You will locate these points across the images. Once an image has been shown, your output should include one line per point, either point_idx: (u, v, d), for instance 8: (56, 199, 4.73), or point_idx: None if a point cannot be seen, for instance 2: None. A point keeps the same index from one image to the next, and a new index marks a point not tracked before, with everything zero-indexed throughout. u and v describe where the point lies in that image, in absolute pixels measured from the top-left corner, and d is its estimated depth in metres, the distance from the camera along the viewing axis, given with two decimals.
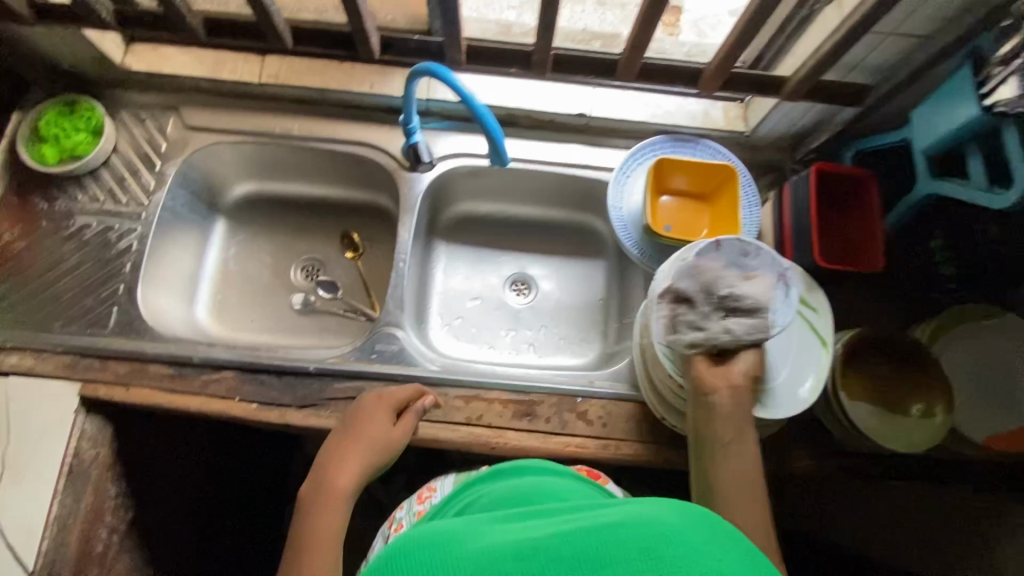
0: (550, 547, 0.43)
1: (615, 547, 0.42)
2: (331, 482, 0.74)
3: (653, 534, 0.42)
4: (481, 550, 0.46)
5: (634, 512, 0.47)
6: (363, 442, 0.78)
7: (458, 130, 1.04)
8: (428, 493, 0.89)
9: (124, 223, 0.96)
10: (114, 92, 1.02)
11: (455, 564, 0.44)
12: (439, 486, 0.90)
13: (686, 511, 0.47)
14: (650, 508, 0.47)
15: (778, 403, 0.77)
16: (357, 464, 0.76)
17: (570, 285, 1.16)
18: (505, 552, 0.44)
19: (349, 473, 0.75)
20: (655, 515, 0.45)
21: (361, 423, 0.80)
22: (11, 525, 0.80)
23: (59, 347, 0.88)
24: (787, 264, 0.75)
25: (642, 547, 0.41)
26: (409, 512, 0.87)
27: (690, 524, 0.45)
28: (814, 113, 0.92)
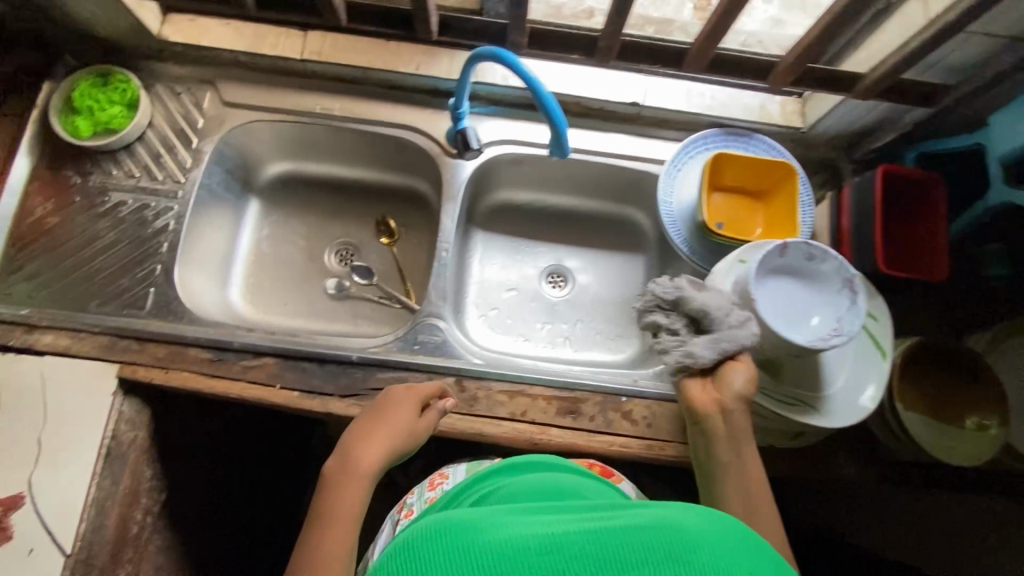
0: (577, 543, 0.41)
1: (644, 550, 0.39)
2: (358, 460, 0.69)
3: (685, 540, 0.40)
4: (502, 539, 0.42)
5: (661, 514, 0.44)
6: (395, 425, 0.73)
7: (504, 116, 1.01)
8: (440, 479, 0.82)
9: (161, 201, 0.93)
10: (149, 63, 0.98)
11: (476, 557, 0.40)
12: (451, 473, 0.83)
13: (714, 517, 0.44)
14: (675, 510, 0.45)
15: (836, 412, 0.76)
16: (385, 447, 0.71)
17: (608, 279, 1.14)
18: (527, 543, 0.41)
19: (376, 454, 0.70)
20: (679, 517, 0.43)
21: (389, 408, 0.76)
22: (49, 507, 0.79)
23: (96, 328, 0.86)
24: (855, 271, 0.72)
25: (676, 554, 0.39)
26: (419, 499, 0.80)
27: (718, 529, 0.42)
28: (879, 112, 0.89)
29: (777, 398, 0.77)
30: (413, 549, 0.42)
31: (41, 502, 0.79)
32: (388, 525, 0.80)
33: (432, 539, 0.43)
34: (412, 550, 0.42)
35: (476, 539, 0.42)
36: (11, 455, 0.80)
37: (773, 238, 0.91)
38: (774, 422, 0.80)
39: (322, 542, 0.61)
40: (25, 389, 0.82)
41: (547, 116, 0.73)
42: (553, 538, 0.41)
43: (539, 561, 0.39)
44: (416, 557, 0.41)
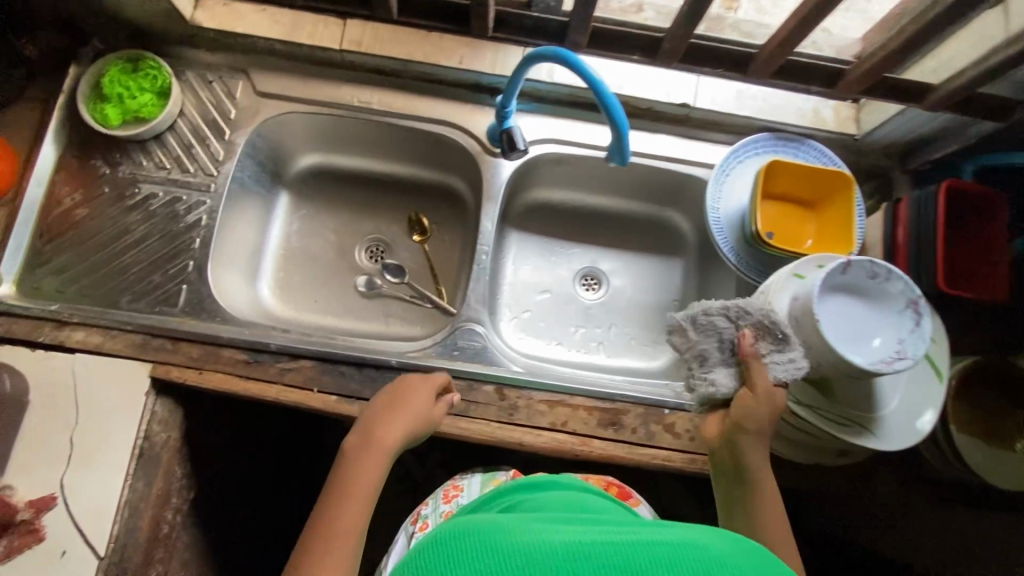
0: (599, 549, 0.39)
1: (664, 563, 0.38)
2: (379, 437, 0.68)
3: (707, 561, 0.38)
4: (533, 540, 0.41)
5: (683, 531, 0.42)
6: (417, 408, 0.72)
7: (548, 114, 0.98)
8: (456, 491, 0.78)
9: (193, 195, 0.91)
10: (180, 49, 0.94)
11: (507, 556, 0.39)
12: (466, 485, 0.79)
13: (734, 539, 0.43)
14: (696, 530, 0.43)
15: (890, 434, 0.74)
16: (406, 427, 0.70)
17: (644, 283, 1.11)
18: (555, 546, 0.40)
19: (398, 433, 0.69)
20: (702, 538, 0.41)
21: (406, 391, 0.75)
22: (82, 508, 0.77)
23: (127, 325, 0.84)
24: (920, 291, 0.70)
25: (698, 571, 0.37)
26: (434, 513, 0.76)
27: (739, 553, 0.41)
28: (942, 122, 0.85)
29: (829, 417, 0.75)
30: (445, 543, 0.41)
31: (73, 502, 0.77)
32: (403, 537, 0.77)
33: (461, 532, 0.42)
34: (443, 545, 0.41)
35: (503, 539, 0.41)
36: (43, 454, 0.78)
37: (825, 249, 0.88)
38: (821, 441, 0.78)
39: (339, 518, 0.59)
40: (58, 387, 0.80)
41: (610, 118, 0.71)
42: (577, 544, 0.40)
43: (565, 564, 0.38)
44: (447, 551, 0.40)
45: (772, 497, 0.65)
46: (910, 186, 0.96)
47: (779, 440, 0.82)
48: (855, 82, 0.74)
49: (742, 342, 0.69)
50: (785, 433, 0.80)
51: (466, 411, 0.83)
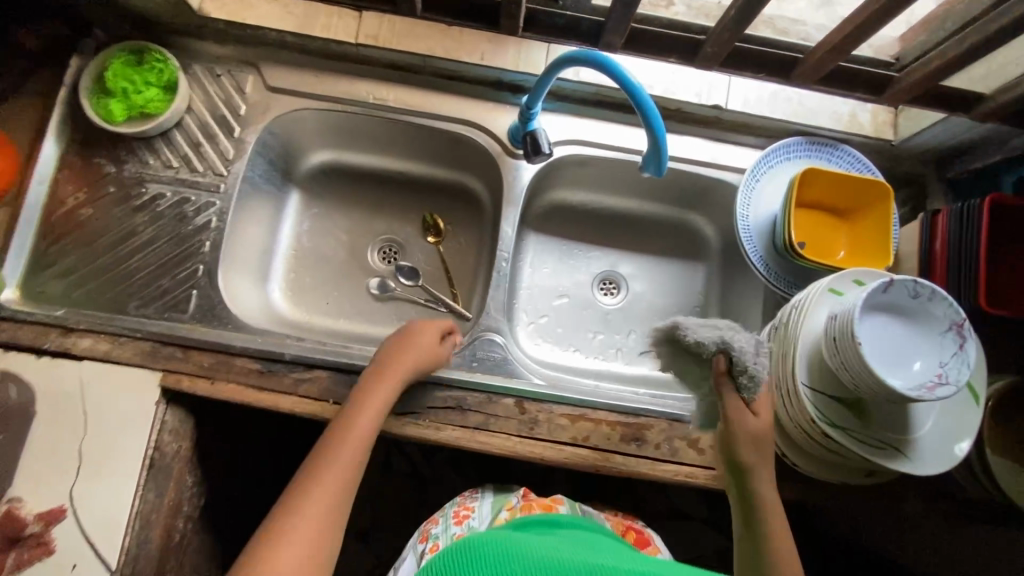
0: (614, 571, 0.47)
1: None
2: (393, 373, 0.74)
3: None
4: (550, 557, 0.49)
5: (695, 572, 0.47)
6: (428, 350, 0.78)
7: (572, 113, 0.94)
8: (467, 512, 0.76)
9: (202, 196, 0.87)
10: (188, 40, 0.90)
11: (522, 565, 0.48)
12: (477, 505, 0.77)
13: None
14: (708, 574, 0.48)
15: (924, 458, 0.72)
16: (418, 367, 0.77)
17: (665, 288, 1.07)
18: (573, 565, 0.47)
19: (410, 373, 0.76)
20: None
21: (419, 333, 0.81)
22: (92, 520, 0.75)
23: (136, 332, 0.81)
24: (965, 314, 0.67)
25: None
26: (445, 532, 0.74)
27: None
28: (986, 131, 0.82)
29: (863, 439, 0.72)
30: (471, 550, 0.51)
31: (84, 514, 0.75)
32: (410, 557, 0.74)
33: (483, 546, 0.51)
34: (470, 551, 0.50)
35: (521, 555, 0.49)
36: (51, 464, 0.76)
37: (858, 261, 0.85)
38: (851, 461, 0.76)
39: (348, 437, 0.67)
40: (66, 396, 0.78)
41: (647, 125, 0.67)
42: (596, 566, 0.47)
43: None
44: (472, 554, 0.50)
45: (784, 521, 0.66)
46: (946, 194, 0.92)
47: (806, 459, 0.80)
48: (904, 91, 0.70)
49: (716, 365, 0.69)
50: (814, 453, 0.78)
51: (486, 424, 0.81)
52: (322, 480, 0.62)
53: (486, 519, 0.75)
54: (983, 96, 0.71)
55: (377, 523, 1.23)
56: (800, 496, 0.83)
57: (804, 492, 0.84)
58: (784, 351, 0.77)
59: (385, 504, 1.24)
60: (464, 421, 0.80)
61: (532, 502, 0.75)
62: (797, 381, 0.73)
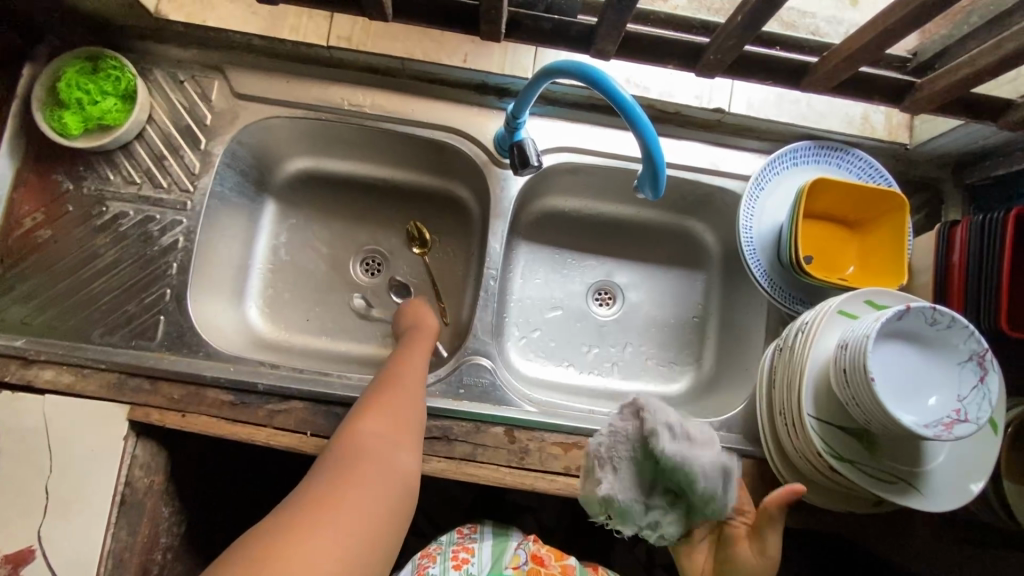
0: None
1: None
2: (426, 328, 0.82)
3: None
4: None
5: None
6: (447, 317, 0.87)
7: (563, 117, 0.87)
8: (469, 558, 0.73)
9: (167, 214, 0.82)
10: (146, 44, 0.83)
11: None
12: (478, 549, 0.75)
13: None
14: None
15: (936, 492, 0.68)
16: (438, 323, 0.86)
17: (664, 298, 1.02)
18: None
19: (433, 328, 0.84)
20: None
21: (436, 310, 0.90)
22: (61, 562, 0.72)
23: (101, 363, 0.76)
24: (986, 344, 0.62)
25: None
26: (442, 575, 0.71)
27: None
28: (1010, 136, 0.75)
29: (872, 473, 0.68)
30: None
31: (53, 556, 0.72)
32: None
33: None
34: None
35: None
36: (17, 505, 0.72)
37: (869, 277, 0.80)
38: (859, 492, 0.72)
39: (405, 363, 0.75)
40: (28, 433, 0.73)
41: (642, 141, 0.61)
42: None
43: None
44: None
45: None
46: (964, 201, 0.86)
47: (812, 489, 0.75)
48: (927, 99, 0.64)
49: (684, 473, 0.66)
50: (819, 483, 0.74)
51: (473, 455, 0.76)
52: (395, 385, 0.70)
53: (486, 566, 0.73)
54: (1014, 104, 0.64)
55: None
56: (804, 524, 0.79)
57: (808, 520, 0.80)
58: (789, 377, 0.72)
59: None
60: (450, 452, 0.76)
61: (541, 569, 0.72)
62: (803, 411, 0.69)
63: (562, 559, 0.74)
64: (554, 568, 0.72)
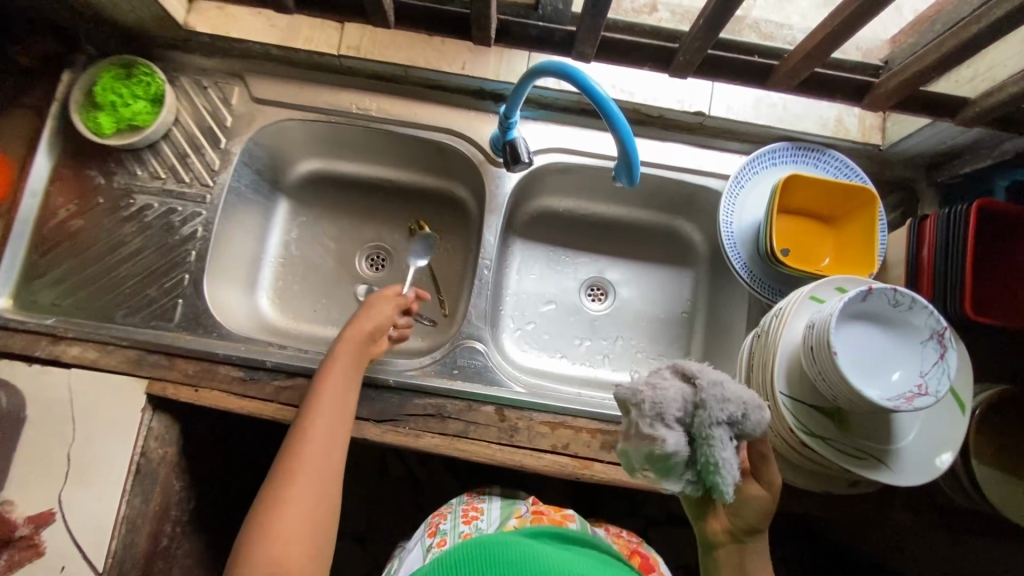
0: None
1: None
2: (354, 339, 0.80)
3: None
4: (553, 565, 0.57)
5: None
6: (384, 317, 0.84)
7: (554, 120, 0.94)
8: (476, 513, 0.79)
9: (189, 206, 0.89)
10: (175, 54, 0.92)
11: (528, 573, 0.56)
12: (486, 508, 0.81)
13: None
14: None
15: (905, 469, 0.71)
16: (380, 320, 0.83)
17: (652, 294, 1.07)
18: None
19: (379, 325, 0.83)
20: None
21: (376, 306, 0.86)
22: (79, 525, 0.77)
23: (123, 341, 0.83)
24: (946, 323, 0.65)
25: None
26: (453, 528, 0.77)
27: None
28: (974, 135, 0.79)
29: (843, 449, 0.71)
30: (483, 546, 0.60)
31: (72, 518, 0.77)
32: (417, 548, 0.77)
33: (494, 541, 0.61)
34: (483, 546, 0.60)
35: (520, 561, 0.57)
36: (41, 470, 0.78)
37: (844, 267, 0.84)
38: (833, 471, 0.75)
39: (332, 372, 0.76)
40: (54, 404, 0.79)
41: (616, 135, 0.67)
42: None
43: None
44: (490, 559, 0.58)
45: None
46: (936, 200, 0.90)
47: (788, 468, 0.79)
48: (885, 96, 0.69)
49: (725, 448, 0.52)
50: (795, 462, 0.77)
51: (465, 432, 0.81)
52: (321, 402, 0.72)
53: (494, 522, 0.79)
54: (967, 100, 0.69)
55: (372, 526, 1.25)
56: (782, 504, 0.82)
57: (786, 501, 0.82)
58: (764, 359, 0.76)
59: (379, 506, 1.25)
60: (443, 429, 0.81)
61: (542, 514, 0.78)
62: (775, 389, 0.73)
63: (562, 509, 0.79)
64: (555, 516, 0.78)
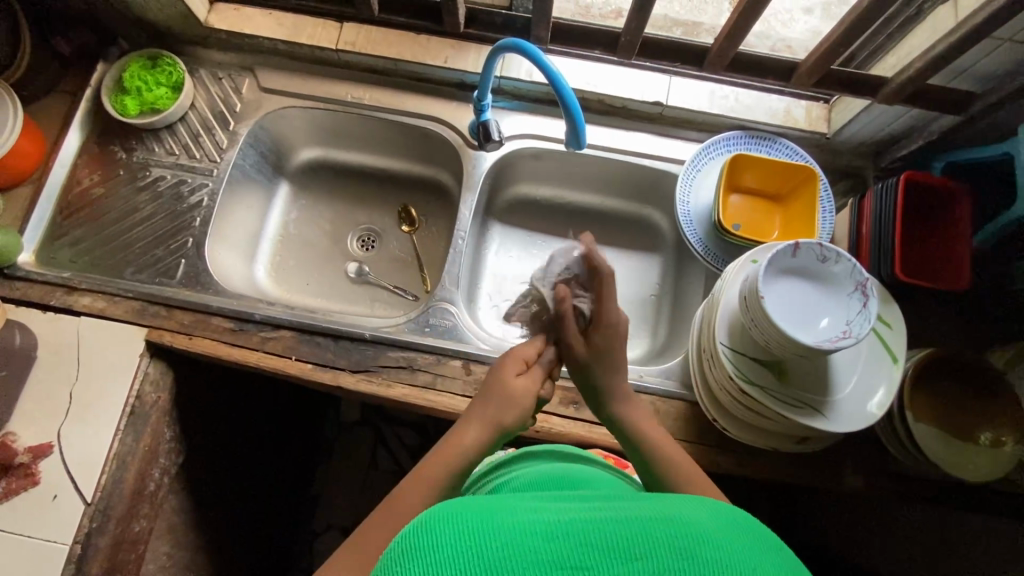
0: (570, 532, 0.40)
1: (661, 547, 0.39)
2: (486, 409, 0.68)
3: (689, 535, 0.41)
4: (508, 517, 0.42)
5: (662, 507, 0.44)
6: (525, 388, 0.71)
7: (528, 111, 1.03)
8: None
9: (197, 178, 0.99)
10: (196, 49, 1.05)
11: (478, 540, 0.40)
12: None
13: (693, 507, 0.44)
14: (665, 504, 0.45)
15: (842, 417, 0.75)
16: (533, 384, 0.72)
17: (623, 277, 1.11)
18: (529, 530, 0.41)
19: (525, 393, 0.71)
20: (684, 514, 0.43)
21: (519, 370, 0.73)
22: (74, 457, 0.84)
23: (129, 292, 0.91)
24: (868, 275, 0.71)
25: (678, 546, 0.40)
26: None
27: (731, 531, 0.42)
28: (905, 120, 0.86)
29: (782, 399, 0.75)
30: (421, 534, 0.41)
31: (69, 450, 0.84)
32: None
33: (434, 514, 0.43)
34: (422, 532, 0.41)
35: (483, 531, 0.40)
36: (45, 405, 0.85)
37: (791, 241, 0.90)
38: (776, 425, 0.79)
39: (466, 429, 0.66)
40: (63, 347, 0.88)
41: (567, 109, 0.76)
42: (558, 522, 0.42)
43: (541, 544, 0.40)
44: (421, 539, 0.40)
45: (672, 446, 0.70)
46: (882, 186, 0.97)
47: (736, 424, 0.83)
48: (806, 74, 0.78)
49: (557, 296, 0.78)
50: (741, 417, 0.81)
51: (433, 383, 0.87)
52: (455, 445, 0.65)
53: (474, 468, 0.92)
54: (883, 79, 0.77)
55: None
56: (735, 465, 0.86)
57: (737, 462, 0.86)
58: (709, 318, 0.82)
59: None
60: (413, 380, 0.87)
61: None
62: (717, 341, 0.78)
63: None
64: None
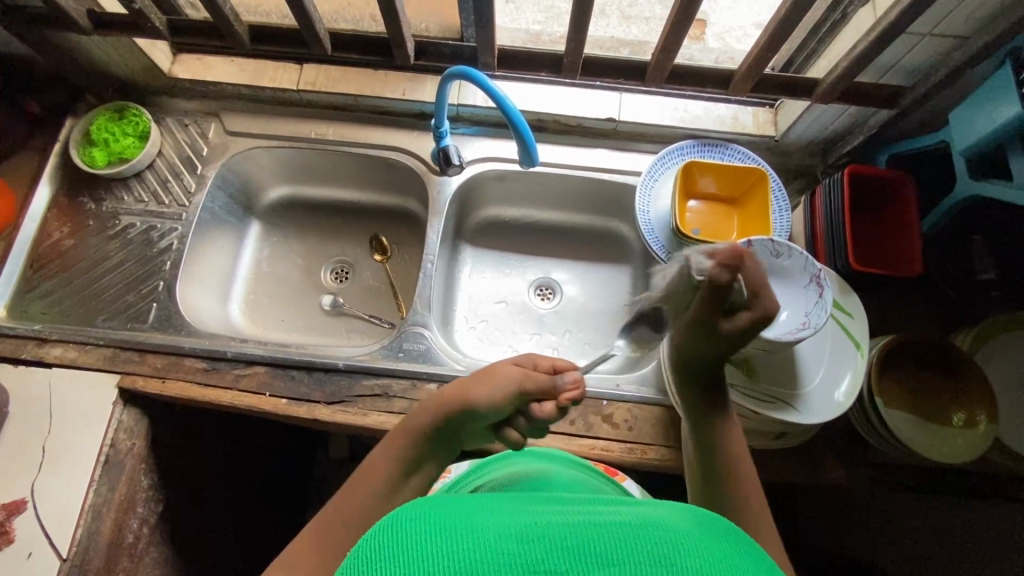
0: (551, 535, 0.40)
1: (641, 556, 0.38)
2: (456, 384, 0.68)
3: (671, 543, 0.40)
4: (489, 521, 0.41)
5: (646, 514, 0.44)
6: (504, 377, 0.65)
7: (488, 135, 1.07)
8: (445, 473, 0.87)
9: (167, 223, 1.01)
10: (162, 99, 1.08)
11: (457, 538, 0.39)
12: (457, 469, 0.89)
13: (685, 517, 0.44)
14: (654, 510, 0.45)
15: (813, 409, 0.75)
16: (519, 377, 0.65)
17: (594, 290, 1.13)
18: (507, 534, 0.40)
19: (504, 379, 0.65)
20: (667, 521, 0.43)
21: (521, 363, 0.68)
22: (48, 511, 0.82)
23: (100, 340, 0.92)
24: (822, 267, 0.74)
25: (660, 553, 0.39)
26: None
27: (713, 544, 0.41)
28: (846, 118, 0.90)
29: (752, 395, 0.76)
30: (400, 526, 0.41)
31: (41, 505, 0.82)
32: None
33: (414, 512, 0.42)
34: (400, 528, 0.41)
35: (462, 533, 0.40)
36: (16, 460, 0.84)
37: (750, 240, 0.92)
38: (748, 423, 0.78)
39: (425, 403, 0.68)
40: (33, 400, 0.87)
41: (517, 131, 0.79)
42: (538, 527, 0.41)
43: (520, 548, 0.39)
44: (399, 531, 0.40)
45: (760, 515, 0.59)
46: None
47: None
48: (743, 80, 0.83)
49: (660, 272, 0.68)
50: None
51: (409, 408, 0.87)
52: (411, 426, 0.66)
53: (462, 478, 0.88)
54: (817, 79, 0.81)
55: None
56: None
57: None
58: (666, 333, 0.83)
59: None
60: (389, 407, 0.87)
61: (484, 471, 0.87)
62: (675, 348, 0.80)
63: None
64: None
